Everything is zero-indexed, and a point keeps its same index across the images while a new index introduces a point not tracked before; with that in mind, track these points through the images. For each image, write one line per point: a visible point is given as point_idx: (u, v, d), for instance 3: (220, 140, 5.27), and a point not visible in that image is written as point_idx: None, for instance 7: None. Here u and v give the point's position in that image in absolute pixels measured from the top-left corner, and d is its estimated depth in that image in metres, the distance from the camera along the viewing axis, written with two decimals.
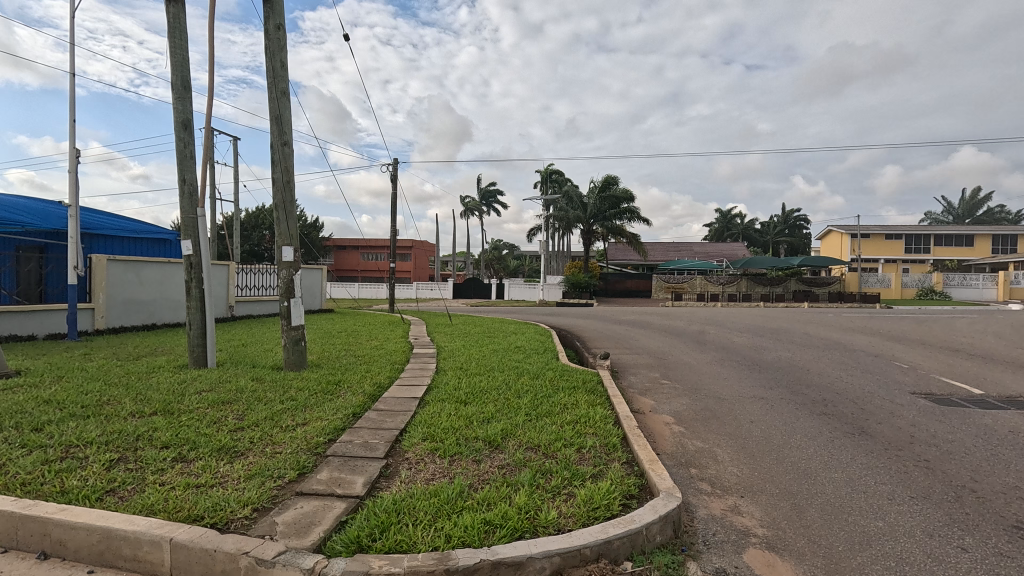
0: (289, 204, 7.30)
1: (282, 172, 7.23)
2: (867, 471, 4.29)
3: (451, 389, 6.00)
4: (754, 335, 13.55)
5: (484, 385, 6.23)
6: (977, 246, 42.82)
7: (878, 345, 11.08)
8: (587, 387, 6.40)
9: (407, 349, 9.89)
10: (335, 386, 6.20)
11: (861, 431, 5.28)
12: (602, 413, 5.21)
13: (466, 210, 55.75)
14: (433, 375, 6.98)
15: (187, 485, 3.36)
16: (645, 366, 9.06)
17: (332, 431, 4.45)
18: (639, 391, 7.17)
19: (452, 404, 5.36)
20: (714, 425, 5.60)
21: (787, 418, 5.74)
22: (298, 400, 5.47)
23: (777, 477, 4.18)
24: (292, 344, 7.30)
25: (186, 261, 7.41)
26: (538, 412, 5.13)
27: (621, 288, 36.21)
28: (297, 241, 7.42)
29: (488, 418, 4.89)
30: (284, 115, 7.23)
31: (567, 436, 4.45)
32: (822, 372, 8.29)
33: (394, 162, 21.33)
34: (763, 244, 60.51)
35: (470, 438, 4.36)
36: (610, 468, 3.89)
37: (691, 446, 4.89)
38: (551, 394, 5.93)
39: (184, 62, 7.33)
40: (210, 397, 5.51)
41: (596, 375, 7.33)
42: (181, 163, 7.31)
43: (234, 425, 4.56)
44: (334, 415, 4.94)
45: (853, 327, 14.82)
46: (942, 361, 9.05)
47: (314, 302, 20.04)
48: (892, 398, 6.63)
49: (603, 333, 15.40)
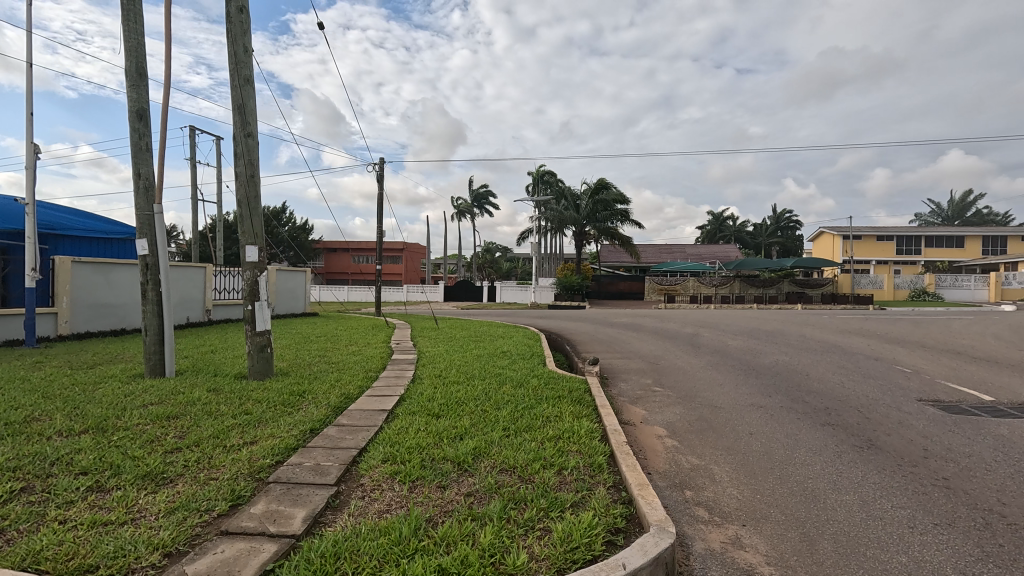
0: (253, 201, 6.77)
1: (247, 166, 6.72)
2: (881, 493, 3.84)
3: (424, 400, 5.49)
4: (750, 338, 13.10)
5: (461, 395, 5.73)
6: (968, 247, 42.93)
7: (877, 348, 10.67)
8: (573, 397, 5.93)
9: (386, 355, 9.33)
10: (298, 397, 5.67)
11: (871, 444, 4.84)
12: (588, 426, 4.74)
13: (458, 211, 55.25)
14: (408, 384, 6.46)
15: (93, 523, 2.84)
16: (636, 372, 8.58)
17: (281, 452, 3.93)
18: (630, 400, 6.69)
19: (423, 418, 4.86)
20: (711, 437, 5.15)
21: (790, 430, 5.30)
22: (252, 414, 4.94)
23: (782, 501, 3.71)
24: (257, 351, 6.78)
25: (143, 262, 6.87)
26: (518, 426, 4.64)
27: (613, 290, 35.82)
28: (262, 239, 6.90)
29: (461, 435, 4.39)
30: (248, 105, 6.72)
31: (546, 456, 3.97)
32: (823, 378, 7.85)
33: (381, 162, 20.83)
34: (755, 245, 60.50)
35: (438, 458, 3.86)
36: (594, 494, 3.40)
37: (685, 464, 4.42)
38: (533, 405, 5.44)
39: (139, 47, 6.79)
40: (154, 412, 4.97)
41: (584, 383, 6.85)
42: (135, 156, 6.78)
43: (171, 446, 4.03)
44: (288, 432, 4.42)
45: (849, 330, 14.45)
46: (946, 366, 8.64)
47: (297, 305, 19.49)
48: (899, 406, 6.20)
49: (593, 336, 14.91)
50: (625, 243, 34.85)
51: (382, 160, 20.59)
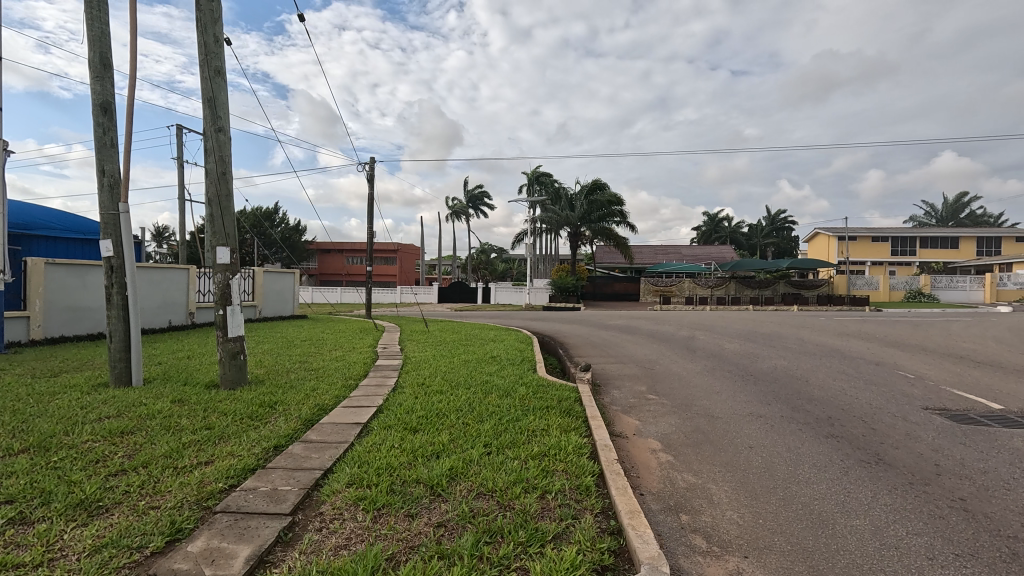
0: (224, 199, 6.40)
1: (218, 162, 6.35)
2: (895, 516, 3.52)
3: (403, 412, 5.13)
4: (747, 341, 12.80)
5: (443, 406, 5.38)
6: (963, 248, 42.91)
7: (877, 352, 10.38)
8: (562, 408, 5.58)
9: (369, 361, 8.95)
10: (268, 409, 5.31)
11: (880, 460, 4.53)
12: (576, 441, 4.40)
13: (453, 212, 54.86)
14: (388, 394, 6.09)
15: (2, 565, 2.46)
16: (630, 379, 8.23)
17: (236, 474, 3.56)
18: (623, 410, 6.35)
19: (399, 433, 4.50)
20: (708, 451, 4.84)
21: (791, 443, 4.99)
22: (214, 429, 4.57)
23: (787, 527, 3.38)
24: (229, 358, 6.40)
25: (107, 264, 6.49)
26: (501, 443, 4.29)
27: (608, 291, 35.56)
28: (235, 240, 6.53)
29: (439, 453, 4.04)
30: (219, 98, 6.36)
31: (528, 478, 3.62)
32: (823, 384, 7.55)
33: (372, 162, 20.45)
34: (750, 246, 60.48)
35: (410, 480, 3.51)
36: (580, 523, 3.06)
37: (681, 484, 4.08)
38: (519, 417, 5.09)
39: (102, 36, 6.41)
40: (107, 427, 4.58)
41: (574, 391, 6.51)
42: (99, 151, 6.40)
43: (116, 468, 3.65)
44: (249, 449, 4.05)
45: (847, 332, 14.16)
46: (950, 371, 8.36)
47: (285, 308, 19.09)
48: (905, 415, 5.90)
49: (587, 339, 14.59)
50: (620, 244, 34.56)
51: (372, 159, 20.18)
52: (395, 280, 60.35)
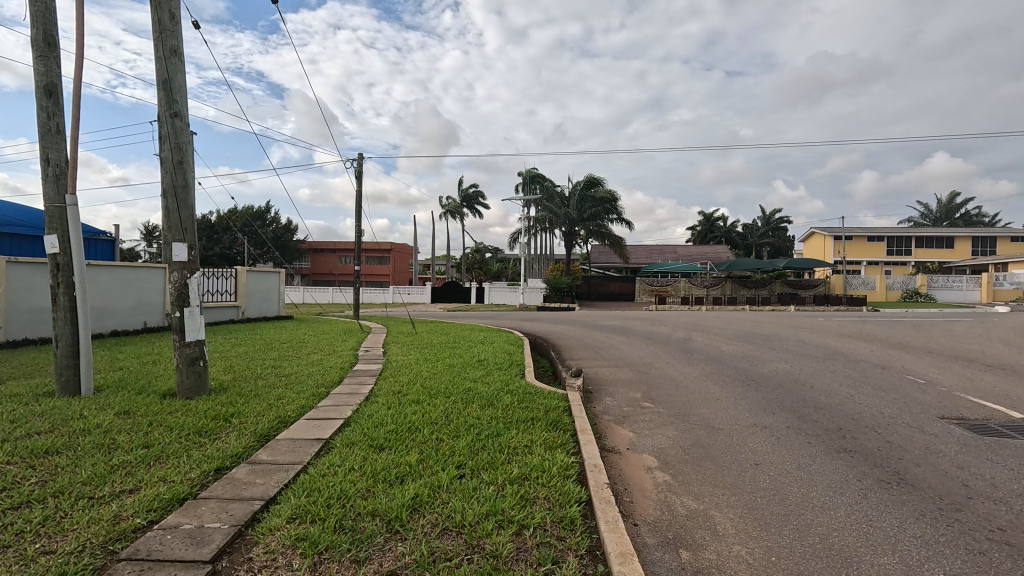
0: (181, 190, 5.87)
1: (174, 150, 5.82)
2: (928, 552, 3.04)
3: (371, 426, 4.61)
4: (746, 343, 12.33)
5: (416, 419, 4.86)
6: (958, 248, 42.77)
7: (882, 355, 9.92)
8: (549, 419, 5.08)
9: (346, 366, 8.43)
10: (222, 423, 4.77)
11: (902, 481, 4.05)
12: (562, 461, 3.91)
13: (447, 211, 54.39)
14: (359, 403, 5.57)
15: None
16: (623, 385, 7.74)
17: (159, 508, 3.02)
18: (616, 420, 5.85)
19: (363, 452, 3.99)
20: (709, 470, 4.36)
21: (801, 461, 4.51)
22: (153, 448, 4.04)
23: (805, 566, 2.90)
24: (186, 365, 5.86)
25: (52, 262, 5.94)
26: (477, 463, 3.80)
27: (603, 291, 35.14)
28: (194, 235, 6.00)
29: (404, 477, 3.54)
30: (175, 80, 5.82)
31: (504, 508, 3.12)
32: (829, 390, 7.09)
33: (360, 157, 19.87)
34: (745, 246, 60.18)
35: (365, 512, 3.00)
36: (561, 570, 2.56)
37: (681, 510, 3.59)
38: (500, 432, 4.59)
39: (46, 12, 5.84)
40: (30, 446, 4.04)
41: (563, 400, 6.02)
42: (43, 138, 5.86)
43: (20, 499, 3.11)
44: (185, 473, 3.52)
45: (849, 334, 13.71)
46: (961, 376, 7.90)
47: (270, 308, 18.48)
48: (920, 426, 5.44)
49: (580, 340, 14.11)
50: (615, 243, 34.11)
51: (361, 155, 19.60)
52: (388, 280, 59.77)
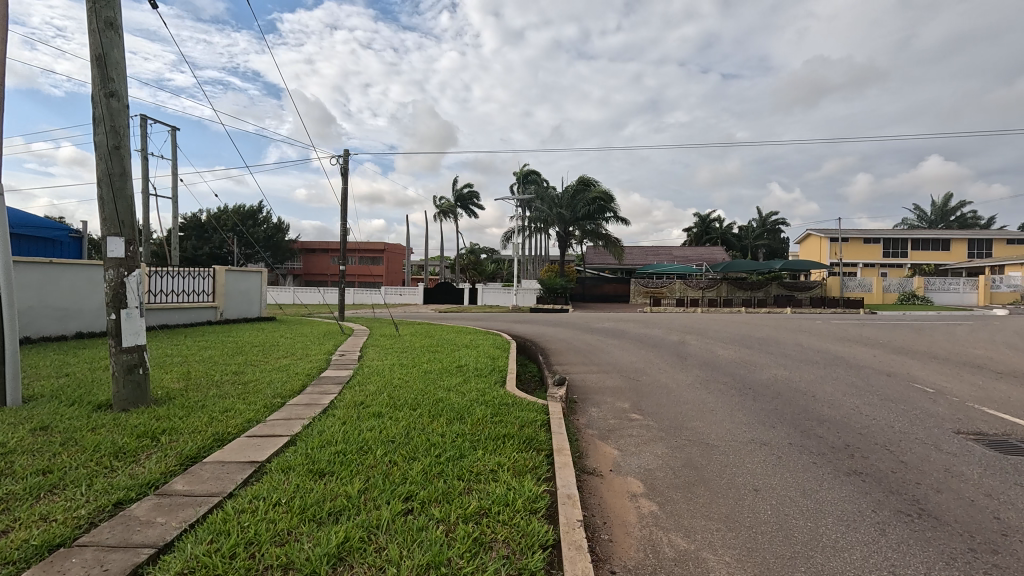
0: (117, 179, 5.27)
1: (109, 134, 5.23)
2: None
3: (317, 446, 4.04)
4: (742, 347, 11.79)
5: (371, 438, 4.28)
6: (953, 250, 42.49)
7: (885, 361, 9.42)
8: (523, 436, 4.52)
9: (312, 372, 7.83)
10: (148, 441, 4.17)
11: (924, 513, 3.51)
12: (531, 491, 3.35)
13: (440, 211, 53.81)
14: (313, 418, 4.98)
15: None
16: (611, 393, 7.17)
17: (18, 560, 2.43)
18: (600, 436, 5.29)
19: (299, 478, 3.42)
20: (703, 498, 3.80)
21: (807, 486, 3.97)
22: (52, 474, 3.43)
23: None
24: (123, 373, 5.26)
25: None
26: (429, 495, 3.23)
27: (598, 292, 34.72)
28: (135, 228, 5.43)
29: (339, 514, 2.96)
30: (110, 55, 5.21)
31: (451, 558, 2.56)
32: (832, 401, 6.55)
33: (345, 153, 19.27)
34: (741, 248, 59.85)
35: (276, 566, 2.43)
36: None
37: (668, 552, 3.04)
38: (464, 452, 4.03)
39: None
40: None
41: (543, 412, 5.45)
42: None
43: None
44: (73, 510, 2.92)
45: (848, 338, 13.20)
46: (972, 384, 7.39)
47: (252, 309, 17.84)
48: (936, 443, 4.91)
49: (570, 344, 13.55)
50: (610, 244, 33.60)
51: (346, 151, 18.97)
52: (381, 280, 59.12)
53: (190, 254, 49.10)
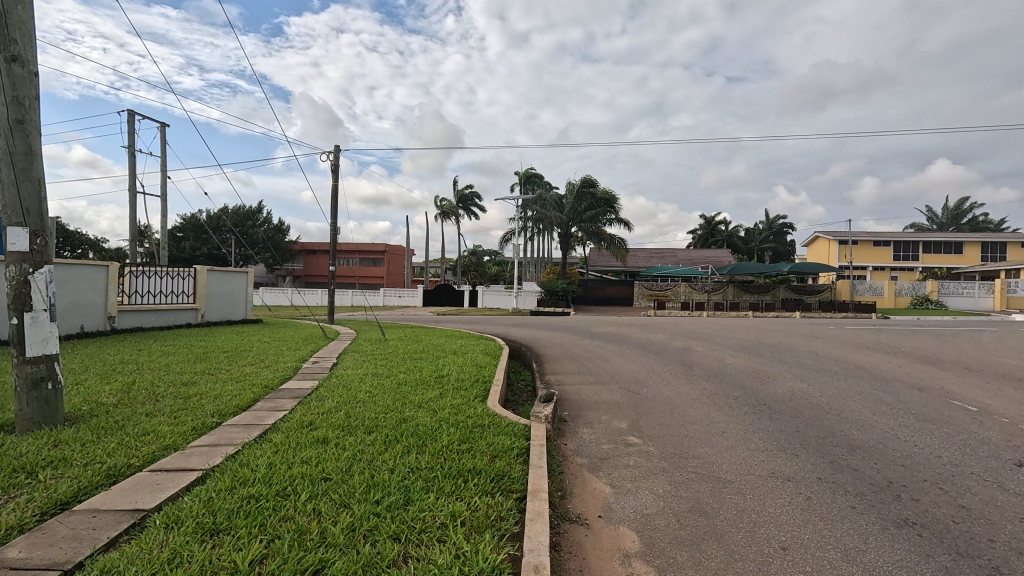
0: (19, 159, 4.47)
1: (10, 105, 4.43)
2: None
3: (226, 489, 3.20)
4: (752, 356, 10.83)
5: (300, 475, 3.42)
6: (967, 254, 41.32)
7: (913, 372, 8.50)
8: (491, 473, 3.66)
9: (272, 382, 6.96)
10: (17, 479, 3.33)
11: None
12: (486, 561, 2.51)
13: (442, 212, 53.07)
14: (244, 444, 4.14)
15: None
16: (606, 411, 6.29)
17: None
18: (589, 467, 4.43)
19: (181, 540, 2.58)
20: (717, 561, 2.94)
21: (849, 544, 3.10)
22: None
23: None
24: (26, 389, 4.45)
25: None
26: (346, 569, 2.38)
27: (601, 295, 33.93)
28: (46, 218, 4.64)
29: None
30: (13, 11, 4.40)
31: None
32: (861, 423, 5.66)
33: (336, 150, 18.46)
34: (747, 251, 58.91)
35: None
36: None
37: None
38: (413, 497, 3.18)
39: None
40: None
41: (525, 438, 4.58)
42: None
43: None
44: None
45: (867, 345, 12.28)
46: (1019, 402, 6.46)
47: (237, 311, 17.03)
48: (999, 481, 4.03)
49: (567, 350, 12.71)
50: (613, 245, 32.66)
51: (337, 146, 18.14)
52: (381, 282, 58.31)
53: (189, 254, 48.55)
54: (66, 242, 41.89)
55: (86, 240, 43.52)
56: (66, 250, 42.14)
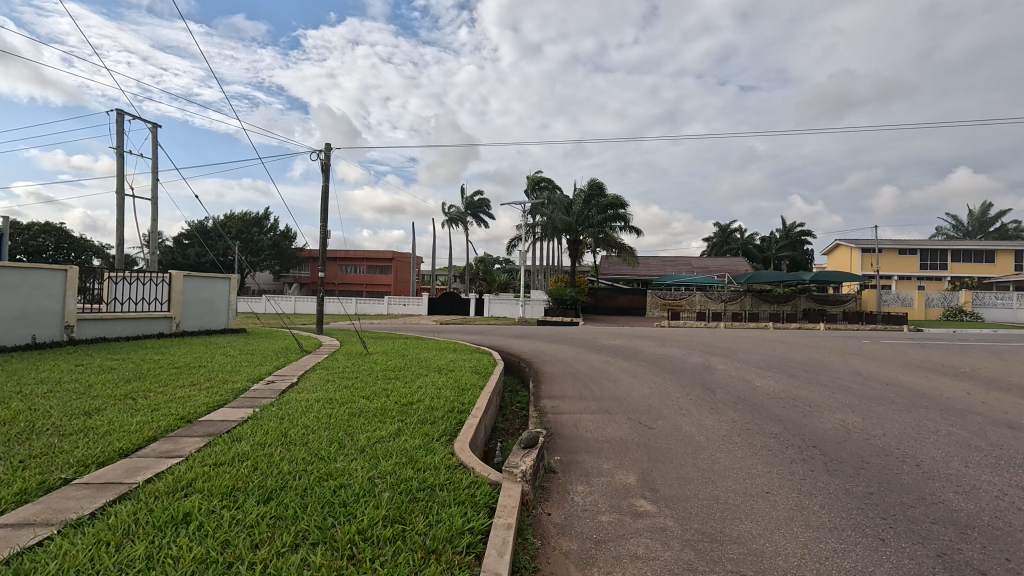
0: None
1: None
2: None
3: None
4: (784, 377, 9.27)
5: None
6: (999, 263, 39.05)
7: (990, 402, 6.93)
8: None
9: (193, 412, 5.56)
10: None
11: None
12: None
13: (450, 220, 52.02)
14: (68, 523, 2.79)
15: None
16: (610, 456, 4.85)
17: None
18: (578, 558, 3.01)
19: None
20: None
21: None
22: None
23: None
24: None
25: None
26: None
27: (610, 304, 32.48)
28: None
29: None
30: None
31: None
32: (958, 481, 4.15)
33: (328, 148, 17.31)
34: (764, 260, 57.01)
35: None
36: None
37: None
38: None
39: None
40: None
41: (487, 513, 3.16)
42: None
43: None
44: None
45: (915, 364, 10.65)
46: None
47: (217, 320, 15.84)
48: None
49: (571, 366, 11.27)
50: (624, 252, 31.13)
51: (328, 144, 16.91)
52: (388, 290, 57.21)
53: (194, 262, 48.05)
54: (71, 248, 41.44)
55: (91, 247, 43.02)
56: (71, 256, 41.69)
